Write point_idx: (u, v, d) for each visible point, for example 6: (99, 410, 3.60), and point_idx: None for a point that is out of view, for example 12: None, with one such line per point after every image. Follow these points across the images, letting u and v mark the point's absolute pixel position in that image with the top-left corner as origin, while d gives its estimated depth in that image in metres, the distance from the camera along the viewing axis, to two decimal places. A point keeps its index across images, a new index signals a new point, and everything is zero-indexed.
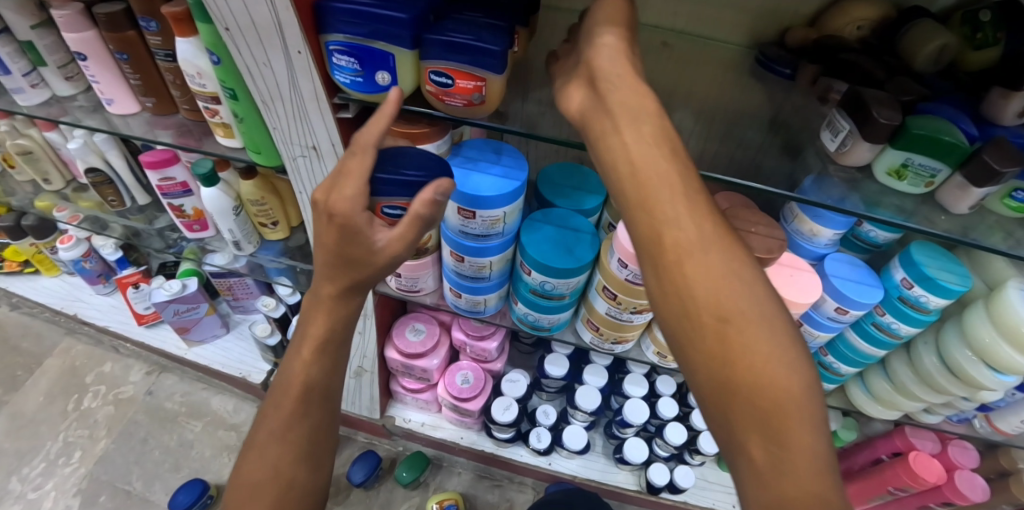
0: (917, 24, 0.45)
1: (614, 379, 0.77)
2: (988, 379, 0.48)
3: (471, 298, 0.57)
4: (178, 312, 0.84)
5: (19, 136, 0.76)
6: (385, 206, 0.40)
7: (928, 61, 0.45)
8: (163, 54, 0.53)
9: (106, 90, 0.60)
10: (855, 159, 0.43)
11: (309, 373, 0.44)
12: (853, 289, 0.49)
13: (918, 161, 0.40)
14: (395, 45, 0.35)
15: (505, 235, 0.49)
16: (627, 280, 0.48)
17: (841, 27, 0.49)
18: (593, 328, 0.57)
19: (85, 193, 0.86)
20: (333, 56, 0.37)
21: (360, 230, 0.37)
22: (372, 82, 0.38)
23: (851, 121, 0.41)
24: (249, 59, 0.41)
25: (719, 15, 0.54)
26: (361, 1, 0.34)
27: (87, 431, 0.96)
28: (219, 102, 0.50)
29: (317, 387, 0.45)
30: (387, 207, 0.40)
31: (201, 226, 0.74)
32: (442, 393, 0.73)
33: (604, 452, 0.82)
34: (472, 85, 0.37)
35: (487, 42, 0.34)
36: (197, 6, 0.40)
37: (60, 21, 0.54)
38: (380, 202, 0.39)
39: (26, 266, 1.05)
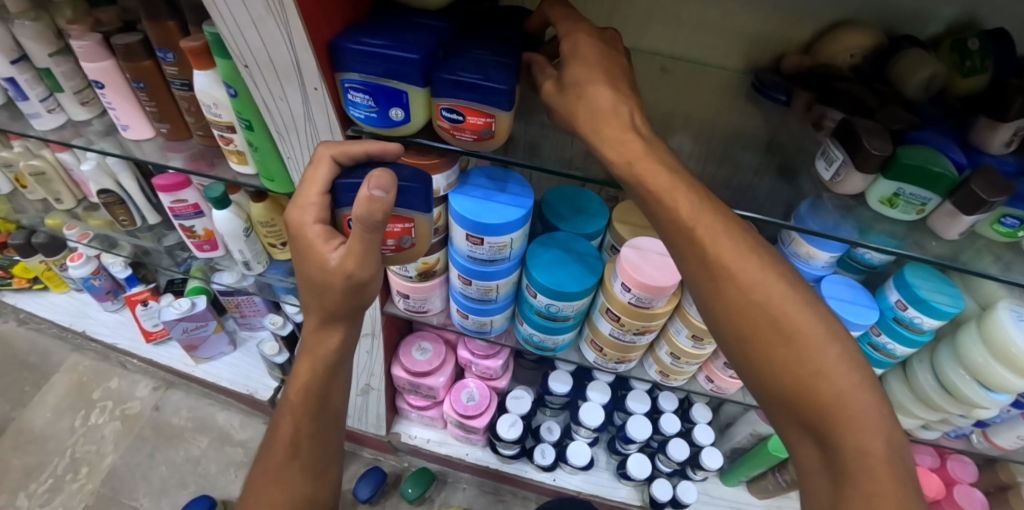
0: (906, 52, 0.47)
1: (617, 396, 0.79)
2: (982, 398, 0.49)
3: (477, 319, 0.58)
4: (186, 329, 0.85)
5: (32, 157, 0.78)
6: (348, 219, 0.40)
7: (917, 88, 0.46)
8: (181, 83, 0.55)
9: (122, 116, 0.61)
10: (848, 188, 0.44)
11: (313, 374, 0.46)
12: (849, 310, 0.50)
13: (908, 191, 0.41)
14: (407, 83, 0.37)
15: (511, 260, 0.50)
16: (632, 303, 0.49)
17: (836, 53, 0.50)
18: (597, 348, 0.59)
19: (95, 212, 0.88)
20: (347, 93, 0.39)
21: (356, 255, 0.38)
22: (385, 117, 0.39)
23: (843, 152, 0.42)
24: (266, 93, 0.42)
25: (717, 43, 0.56)
26: (376, 44, 0.35)
27: (94, 447, 0.96)
28: (234, 131, 0.51)
29: (306, 420, 0.48)
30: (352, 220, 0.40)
31: (211, 246, 0.76)
32: (448, 410, 0.74)
33: (607, 467, 0.83)
34: (481, 122, 0.38)
35: (495, 81, 0.35)
36: (217, 44, 0.42)
37: (79, 51, 0.55)
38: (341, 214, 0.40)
39: (35, 283, 1.07)
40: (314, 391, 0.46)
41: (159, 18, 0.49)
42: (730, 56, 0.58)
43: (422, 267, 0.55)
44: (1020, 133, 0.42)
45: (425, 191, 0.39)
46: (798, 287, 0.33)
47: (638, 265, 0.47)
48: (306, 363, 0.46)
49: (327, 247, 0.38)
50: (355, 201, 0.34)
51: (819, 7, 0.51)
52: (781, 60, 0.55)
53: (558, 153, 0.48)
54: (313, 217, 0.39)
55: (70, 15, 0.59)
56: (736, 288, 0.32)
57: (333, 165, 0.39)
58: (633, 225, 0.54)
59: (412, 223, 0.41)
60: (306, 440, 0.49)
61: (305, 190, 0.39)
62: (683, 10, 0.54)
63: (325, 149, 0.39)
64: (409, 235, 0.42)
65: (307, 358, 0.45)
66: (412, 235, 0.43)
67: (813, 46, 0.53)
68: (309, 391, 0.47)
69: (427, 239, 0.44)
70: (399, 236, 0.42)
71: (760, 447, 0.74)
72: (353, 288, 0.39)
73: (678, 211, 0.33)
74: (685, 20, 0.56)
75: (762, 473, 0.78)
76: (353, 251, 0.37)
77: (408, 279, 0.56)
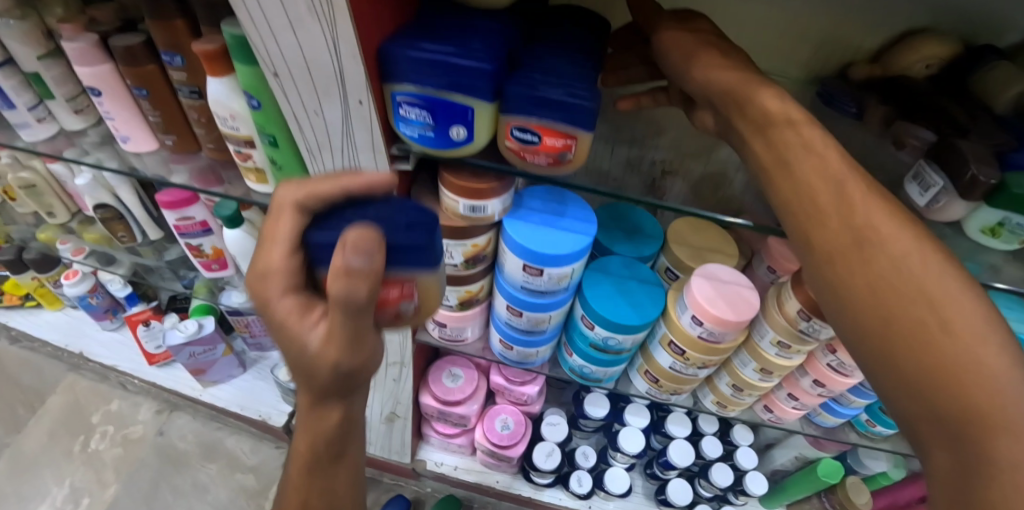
0: (991, 66, 0.44)
1: (654, 418, 0.74)
2: None
3: (522, 350, 0.53)
4: (193, 354, 0.80)
5: (22, 169, 0.72)
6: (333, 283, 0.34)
7: (1007, 105, 0.43)
8: (189, 90, 0.48)
9: (122, 127, 0.54)
10: (947, 215, 0.41)
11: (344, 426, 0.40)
12: None
13: (1015, 221, 0.39)
14: (475, 99, 0.31)
15: (568, 290, 0.45)
16: (702, 337, 0.45)
17: (911, 63, 0.47)
18: (651, 380, 0.54)
19: (90, 226, 0.82)
20: (400, 108, 0.33)
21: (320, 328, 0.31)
22: (444, 137, 0.34)
23: (942, 178, 0.39)
24: (296, 107, 0.36)
25: (782, 47, 0.54)
26: (440, 52, 0.30)
27: (95, 475, 0.91)
28: (253, 146, 0.46)
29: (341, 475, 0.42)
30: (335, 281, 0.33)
31: (220, 264, 0.70)
32: (480, 439, 0.70)
33: (644, 493, 0.78)
34: (560, 143, 0.32)
35: (583, 98, 0.30)
36: (239, 48, 0.36)
37: (72, 54, 0.48)
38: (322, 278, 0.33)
39: (27, 300, 1.00)
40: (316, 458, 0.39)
41: (165, 16, 0.42)
42: (793, 63, 0.55)
43: (463, 296, 0.50)
44: None
45: (425, 246, 0.33)
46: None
47: (714, 298, 0.43)
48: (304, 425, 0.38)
49: (306, 323, 0.32)
50: (333, 257, 0.28)
51: (897, 9, 0.48)
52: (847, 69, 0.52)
53: (597, 165, 0.43)
54: (280, 289, 0.32)
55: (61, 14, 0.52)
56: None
57: (299, 213, 0.33)
58: (690, 245, 0.50)
59: (411, 285, 0.34)
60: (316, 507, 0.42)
61: (268, 251, 0.32)
62: (749, 12, 0.52)
63: (287, 195, 0.32)
64: (409, 299, 0.36)
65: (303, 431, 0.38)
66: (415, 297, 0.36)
67: (883, 55, 0.50)
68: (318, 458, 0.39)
69: (433, 296, 0.38)
70: (397, 302, 0.36)
71: (807, 471, 0.70)
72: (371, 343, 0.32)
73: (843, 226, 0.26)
74: (748, 20, 0.52)
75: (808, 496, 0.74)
76: (335, 336, 0.30)
77: (446, 308, 0.51)
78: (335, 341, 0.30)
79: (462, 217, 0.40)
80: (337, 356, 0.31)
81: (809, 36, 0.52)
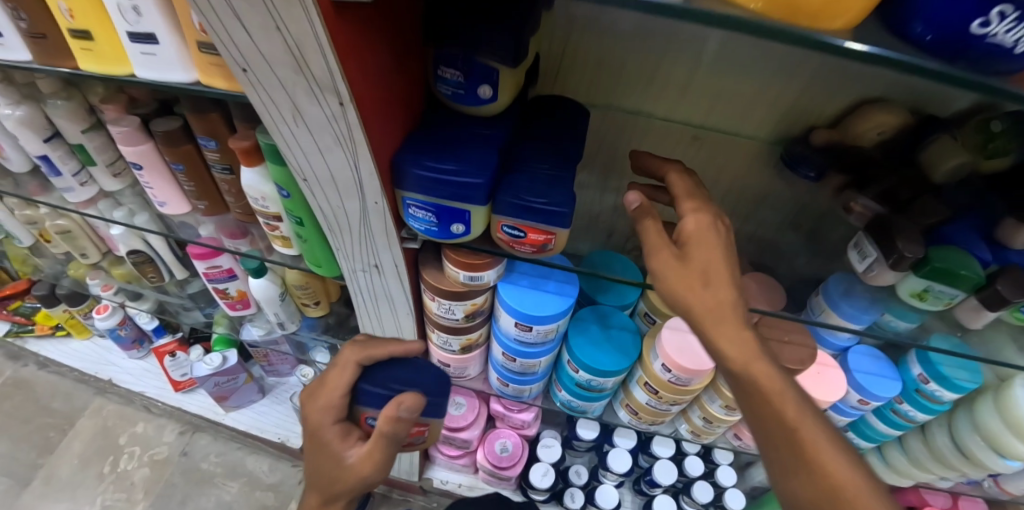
0: (935, 138, 0.47)
1: (642, 439, 0.81)
2: (997, 463, 0.56)
3: (516, 386, 0.61)
4: (218, 383, 0.89)
5: (59, 216, 0.78)
6: (367, 417, 0.52)
7: (945, 176, 0.47)
8: (223, 167, 0.55)
9: (160, 194, 0.61)
10: (880, 281, 0.48)
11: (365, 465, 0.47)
12: (875, 383, 0.56)
13: (937, 289, 0.45)
14: (471, 204, 0.38)
15: (553, 341, 0.52)
16: (671, 380, 0.52)
17: (862, 133, 0.50)
18: (631, 412, 0.61)
19: (119, 265, 0.88)
20: (410, 208, 0.41)
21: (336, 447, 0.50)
22: (446, 231, 0.41)
23: (877, 250, 0.46)
24: (320, 202, 0.43)
25: (749, 113, 0.55)
26: (442, 169, 0.37)
27: (124, 495, 0.98)
28: (280, 219, 0.53)
29: None
30: (370, 417, 0.52)
31: (244, 305, 0.77)
32: (481, 460, 0.78)
33: (633, 507, 0.86)
34: (542, 238, 0.40)
35: (561, 205, 0.37)
36: (272, 153, 0.43)
37: (118, 136, 0.55)
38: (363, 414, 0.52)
39: (58, 329, 1.09)
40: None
41: (202, 111, 0.49)
42: (761, 126, 0.56)
43: (465, 342, 0.56)
44: None
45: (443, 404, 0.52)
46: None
47: (680, 350, 0.49)
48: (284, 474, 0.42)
49: (344, 445, 0.50)
50: (380, 418, 0.47)
51: (855, 83, 0.49)
52: (809, 133, 0.54)
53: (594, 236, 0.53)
54: (332, 419, 0.50)
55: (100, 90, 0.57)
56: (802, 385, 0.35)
57: (356, 367, 0.51)
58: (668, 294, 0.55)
59: (428, 427, 0.53)
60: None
61: (328, 393, 0.51)
62: (717, 84, 0.53)
63: (351, 356, 0.51)
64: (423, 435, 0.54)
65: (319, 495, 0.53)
66: (424, 434, 0.54)
67: (842, 120, 0.52)
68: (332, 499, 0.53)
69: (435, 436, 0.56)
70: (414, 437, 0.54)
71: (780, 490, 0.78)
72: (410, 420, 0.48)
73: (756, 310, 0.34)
74: (715, 91, 0.53)
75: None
76: (371, 457, 0.49)
77: (449, 352, 0.58)
78: (365, 458, 0.49)
79: (463, 285, 0.47)
80: (361, 469, 0.49)
81: (776, 104, 0.54)
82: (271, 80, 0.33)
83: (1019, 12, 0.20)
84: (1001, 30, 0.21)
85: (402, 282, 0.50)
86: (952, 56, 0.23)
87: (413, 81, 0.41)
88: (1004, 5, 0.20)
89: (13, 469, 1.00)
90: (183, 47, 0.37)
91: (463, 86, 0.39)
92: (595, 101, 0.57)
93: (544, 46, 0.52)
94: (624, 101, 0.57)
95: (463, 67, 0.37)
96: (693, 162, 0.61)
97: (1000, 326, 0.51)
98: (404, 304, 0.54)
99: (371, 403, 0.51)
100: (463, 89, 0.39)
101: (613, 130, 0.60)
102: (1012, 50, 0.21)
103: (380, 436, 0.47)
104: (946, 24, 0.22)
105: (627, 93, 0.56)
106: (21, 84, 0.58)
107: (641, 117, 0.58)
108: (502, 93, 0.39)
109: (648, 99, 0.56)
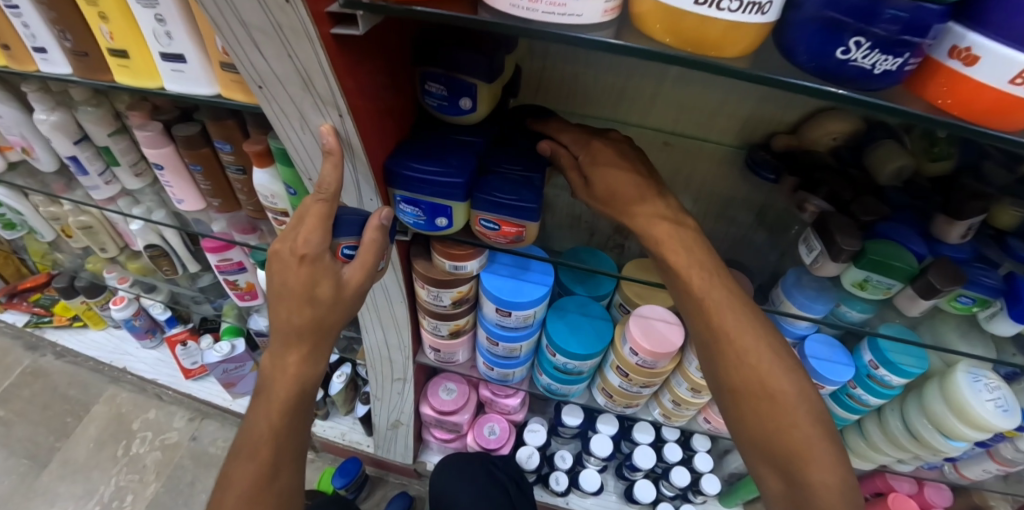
0: (880, 144, 0.53)
1: (624, 427, 0.85)
2: (942, 443, 0.61)
3: (501, 370, 0.67)
4: (227, 370, 0.96)
5: (81, 213, 0.83)
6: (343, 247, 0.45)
7: (890, 177, 0.52)
8: (237, 168, 0.61)
9: (179, 192, 0.67)
10: (825, 272, 0.53)
11: None
12: (828, 368, 0.60)
13: (875, 278, 0.50)
14: (452, 200, 0.44)
15: (532, 326, 0.58)
16: (639, 363, 0.57)
17: (819, 138, 0.55)
18: (607, 395, 0.67)
19: (136, 259, 0.94)
20: (400, 204, 0.47)
21: (326, 269, 0.42)
22: (431, 223, 0.47)
23: (821, 244, 0.51)
24: None
25: (716, 121, 0.60)
26: (427, 171, 0.43)
27: (137, 476, 1.04)
28: (287, 215, 0.58)
29: None
30: (346, 247, 0.45)
31: (252, 295, 0.86)
32: (471, 442, 0.85)
33: (615, 491, 0.91)
34: (514, 230, 0.47)
35: (529, 202, 0.44)
36: (281, 155, 0.50)
37: (143, 139, 0.61)
38: (339, 241, 0.44)
39: (75, 320, 1.15)
40: (289, 466, 0.48)
41: (220, 119, 0.55)
42: (728, 133, 0.61)
43: (453, 328, 0.62)
44: (972, 228, 0.50)
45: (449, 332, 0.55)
46: (780, 378, 0.41)
47: (646, 335, 0.55)
48: (259, 421, 0.46)
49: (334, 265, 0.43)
50: (368, 228, 0.44)
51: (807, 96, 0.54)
52: (771, 138, 0.59)
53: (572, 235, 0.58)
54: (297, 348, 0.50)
55: (125, 99, 0.64)
56: (735, 351, 0.41)
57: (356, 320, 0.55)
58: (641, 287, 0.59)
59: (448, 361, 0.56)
60: (287, 431, 0.47)
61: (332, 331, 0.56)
62: (685, 95, 0.58)
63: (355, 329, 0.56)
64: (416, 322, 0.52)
65: (293, 373, 0.46)
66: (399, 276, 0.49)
67: (800, 127, 0.57)
68: (301, 379, 0.46)
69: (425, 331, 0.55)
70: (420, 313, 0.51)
71: (744, 481, 0.85)
72: (363, 295, 0.45)
73: (692, 283, 0.42)
74: (684, 103, 0.59)
75: (756, 497, 0.86)
76: (365, 264, 0.44)
77: (439, 336, 0.63)
78: (360, 268, 0.44)
79: (449, 273, 0.53)
80: (359, 282, 0.44)
81: (739, 113, 0.58)
82: (282, 94, 0.39)
83: (869, 42, 0.26)
84: (859, 55, 0.26)
85: (397, 275, 0.55)
86: (831, 76, 0.28)
87: (405, 94, 0.47)
88: (856, 37, 0.26)
89: (32, 451, 1.06)
90: (206, 66, 0.45)
91: (446, 98, 0.45)
92: (574, 110, 0.63)
93: (525, 63, 0.58)
94: (601, 110, 0.62)
95: (446, 83, 0.43)
96: (666, 166, 0.66)
97: (942, 315, 0.56)
98: (399, 294, 0.59)
99: (346, 230, 0.45)
100: (446, 101, 0.45)
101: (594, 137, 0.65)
102: (872, 71, 0.27)
103: (371, 243, 0.44)
104: (820, 52, 0.28)
105: (601, 103, 0.61)
106: (55, 91, 0.64)
107: (618, 124, 0.64)
108: (480, 104, 0.45)
109: (623, 109, 0.61)
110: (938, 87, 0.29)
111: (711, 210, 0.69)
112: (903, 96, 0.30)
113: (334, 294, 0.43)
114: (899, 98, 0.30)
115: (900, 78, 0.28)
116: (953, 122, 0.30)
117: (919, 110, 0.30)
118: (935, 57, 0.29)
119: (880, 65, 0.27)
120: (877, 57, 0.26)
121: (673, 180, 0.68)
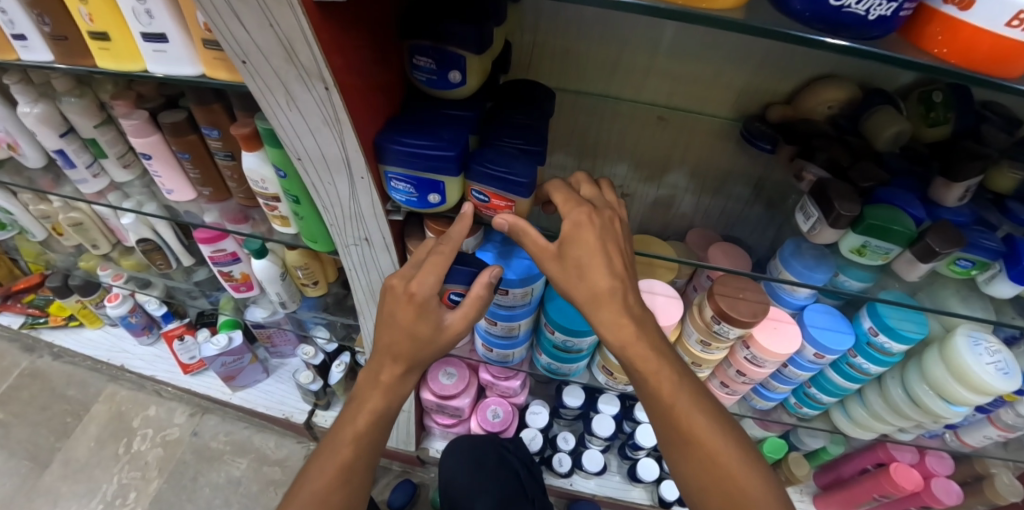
0: (879, 109, 0.51)
1: (625, 406, 0.85)
2: (945, 410, 0.61)
3: (500, 351, 0.67)
4: (225, 363, 0.98)
5: (71, 210, 0.82)
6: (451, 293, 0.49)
7: (887, 143, 0.51)
8: (225, 155, 0.60)
9: (168, 182, 0.66)
10: (824, 239, 0.52)
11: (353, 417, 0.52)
12: (827, 336, 0.60)
13: (874, 244, 0.50)
14: (444, 175, 0.44)
15: (530, 303, 0.58)
16: None
17: (815, 107, 0.54)
18: (607, 372, 0.67)
19: (128, 255, 0.93)
20: (391, 182, 0.46)
21: None
22: (424, 201, 0.47)
23: (819, 210, 0.50)
24: (314, 179, 0.47)
25: (712, 94, 0.59)
26: (417, 145, 0.42)
27: (139, 473, 1.04)
28: (279, 200, 0.58)
29: None
30: (454, 293, 0.49)
31: (247, 286, 0.86)
32: (475, 427, 0.86)
33: (618, 471, 0.91)
34: (505, 205, 0.45)
35: (520, 175, 0.43)
36: (269, 137, 0.48)
37: (129, 129, 0.59)
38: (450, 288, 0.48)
39: (70, 320, 1.15)
40: None
41: (206, 103, 0.54)
42: (723, 105, 0.60)
43: None
44: (970, 190, 0.49)
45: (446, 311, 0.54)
46: None
47: None
48: None
49: None
50: (477, 283, 0.46)
51: (803, 63, 0.53)
52: (766, 109, 0.58)
53: None
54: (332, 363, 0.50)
55: (110, 87, 0.62)
56: None
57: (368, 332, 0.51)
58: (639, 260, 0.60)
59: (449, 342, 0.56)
60: None
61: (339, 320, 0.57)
62: (680, 66, 0.57)
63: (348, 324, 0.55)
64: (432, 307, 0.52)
65: (380, 388, 0.48)
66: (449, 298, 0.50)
67: (797, 95, 0.56)
68: None
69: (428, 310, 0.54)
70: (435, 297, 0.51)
71: None
72: None
73: None
74: (678, 74, 0.58)
75: None
76: (469, 315, 0.46)
77: None
78: (462, 317, 0.46)
79: None
80: (458, 329, 0.46)
81: (734, 82, 0.57)
82: (266, 69, 0.37)
83: None
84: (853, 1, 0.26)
85: (390, 253, 0.55)
86: (826, 26, 0.28)
87: (393, 70, 0.46)
88: None
89: (32, 452, 1.06)
90: (190, 45, 0.44)
91: (435, 71, 0.44)
92: (568, 86, 0.62)
93: (516, 39, 0.57)
94: (595, 86, 0.62)
95: (434, 55, 0.42)
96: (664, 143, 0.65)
97: (941, 281, 0.56)
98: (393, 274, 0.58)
99: (458, 277, 0.48)
100: (435, 74, 0.44)
101: (589, 115, 0.63)
102: (866, 17, 0.27)
103: (476, 298, 0.46)
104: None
105: (595, 78, 0.60)
106: (38, 83, 0.63)
107: (612, 99, 0.63)
108: (471, 77, 0.44)
109: (617, 83, 0.60)
110: (934, 35, 0.29)
111: (708, 187, 0.69)
112: (900, 46, 0.30)
113: (433, 334, 0.45)
114: (898, 48, 0.30)
115: (896, 26, 0.28)
116: (952, 70, 0.29)
117: (916, 59, 0.29)
118: (930, 3, 0.28)
119: (874, 11, 0.26)
120: (871, 2, 0.26)
121: (670, 156, 0.67)
